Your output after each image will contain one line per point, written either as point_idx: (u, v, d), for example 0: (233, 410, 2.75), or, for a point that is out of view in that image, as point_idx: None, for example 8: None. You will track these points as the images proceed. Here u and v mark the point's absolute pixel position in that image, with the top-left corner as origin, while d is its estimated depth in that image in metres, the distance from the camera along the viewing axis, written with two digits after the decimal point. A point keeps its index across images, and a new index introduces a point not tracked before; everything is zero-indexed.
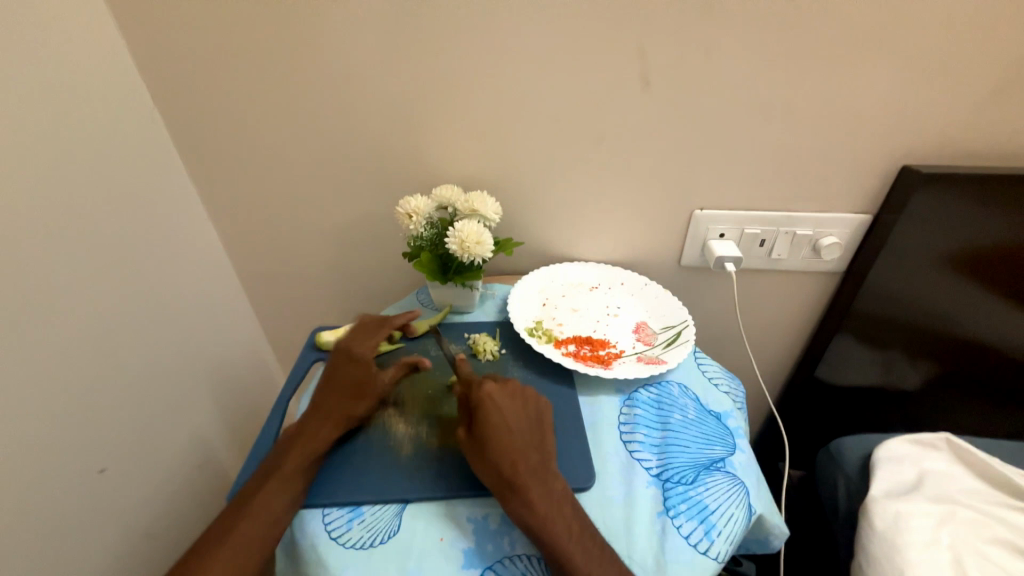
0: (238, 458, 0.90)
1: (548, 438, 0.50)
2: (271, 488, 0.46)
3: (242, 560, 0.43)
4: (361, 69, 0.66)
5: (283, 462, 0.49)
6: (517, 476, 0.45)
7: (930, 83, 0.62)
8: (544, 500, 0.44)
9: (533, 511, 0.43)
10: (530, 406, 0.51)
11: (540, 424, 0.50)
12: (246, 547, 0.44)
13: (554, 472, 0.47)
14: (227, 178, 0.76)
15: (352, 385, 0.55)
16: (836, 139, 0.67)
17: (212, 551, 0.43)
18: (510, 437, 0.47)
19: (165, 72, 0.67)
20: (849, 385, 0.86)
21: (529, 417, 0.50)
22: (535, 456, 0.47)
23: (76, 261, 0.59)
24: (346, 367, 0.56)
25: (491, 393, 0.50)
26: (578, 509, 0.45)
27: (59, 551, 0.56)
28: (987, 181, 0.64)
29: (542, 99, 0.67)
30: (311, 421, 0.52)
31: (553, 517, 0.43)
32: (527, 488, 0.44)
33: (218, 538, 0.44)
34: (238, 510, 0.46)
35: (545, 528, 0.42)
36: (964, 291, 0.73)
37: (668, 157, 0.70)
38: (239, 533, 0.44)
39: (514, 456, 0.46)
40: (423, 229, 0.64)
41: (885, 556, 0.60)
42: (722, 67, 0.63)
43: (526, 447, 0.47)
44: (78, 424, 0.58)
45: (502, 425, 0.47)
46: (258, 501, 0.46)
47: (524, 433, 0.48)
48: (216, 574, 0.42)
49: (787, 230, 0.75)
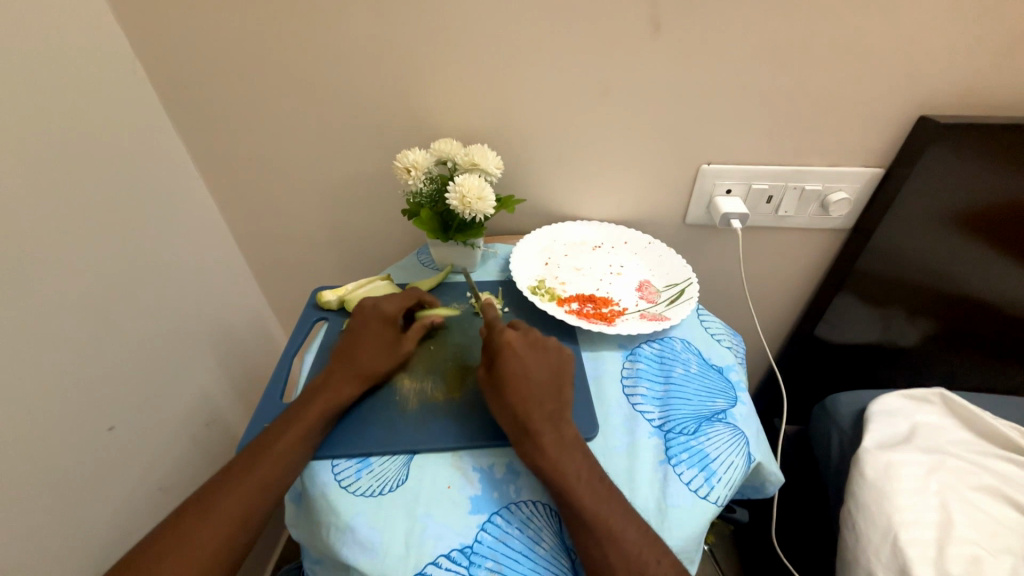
0: (244, 416, 0.92)
1: (566, 389, 0.50)
2: (291, 434, 0.48)
3: (261, 499, 0.45)
4: (353, 12, 0.62)
5: (306, 408, 0.49)
6: (531, 422, 0.46)
7: (958, 25, 0.58)
8: (557, 445, 0.45)
9: (546, 456, 0.44)
10: (551, 354, 0.51)
11: (560, 373, 0.50)
12: (263, 488, 0.45)
13: (568, 420, 0.48)
14: (217, 133, 0.73)
15: (382, 347, 0.55)
16: (856, 87, 0.64)
17: (231, 487, 0.45)
18: (527, 385, 0.48)
19: (142, 15, 0.62)
20: (847, 343, 0.87)
21: (551, 366, 0.50)
22: (551, 405, 0.48)
23: (69, 220, 0.57)
24: (376, 326, 0.56)
25: (512, 341, 0.50)
26: (589, 455, 0.46)
27: (76, 505, 0.58)
28: (1009, 132, 0.62)
29: (548, 43, 0.63)
30: (335, 374, 0.53)
31: (565, 463, 0.44)
32: (541, 434, 0.45)
33: (237, 476, 0.45)
34: (259, 451, 0.47)
35: (556, 472, 0.43)
36: (973, 247, 0.72)
37: (678, 108, 0.67)
38: (258, 473, 0.45)
39: (530, 404, 0.47)
40: (423, 185, 0.62)
41: (874, 501, 0.62)
42: (740, 8, 0.59)
43: (543, 396, 0.48)
44: (83, 384, 0.58)
45: (519, 373, 0.48)
46: (280, 445, 0.47)
47: (542, 382, 0.49)
48: (235, 510, 0.44)
49: (795, 186, 0.73)
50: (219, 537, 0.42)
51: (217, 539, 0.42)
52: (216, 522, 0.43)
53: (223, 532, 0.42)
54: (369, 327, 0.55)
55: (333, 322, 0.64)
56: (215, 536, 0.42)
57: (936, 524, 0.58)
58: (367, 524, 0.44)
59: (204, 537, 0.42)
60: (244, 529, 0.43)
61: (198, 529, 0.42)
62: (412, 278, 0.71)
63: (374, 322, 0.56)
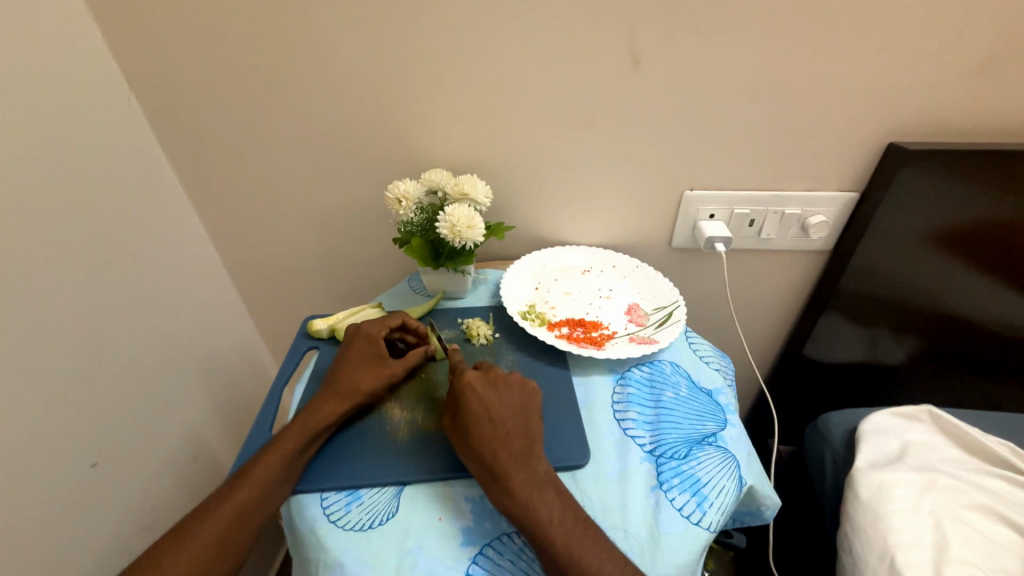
0: (232, 447, 0.90)
1: (533, 421, 0.49)
2: (270, 460, 0.47)
3: (240, 527, 0.44)
4: (344, 53, 0.65)
5: (282, 436, 0.49)
6: (499, 465, 0.45)
7: (914, 60, 0.62)
8: (529, 486, 0.44)
9: (517, 498, 0.43)
10: (514, 389, 0.51)
11: (526, 409, 0.50)
12: (240, 517, 0.44)
13: (540, 456, 0.47)
14: (211, 166, 0.74)
15: (365, 366, 0.55)
16: (824, 116, 0.67)
17: (208, 517, 0.44)
18: (493, 426, 0.47)
19: (141, 59, 0.65)
20: (836, 362, 0.88)
21: (515, 402, 0.50)
22: (519, 443, 0.47)
23: (59, 255, 0.57)
24: (359, 348, 0.57)
25: (473, 382, 0.49)
26: (562, 492, 0.45)
27: (55, 545, 0.56)
28: (971, 156, 0.65)
29: (531, 79, 0.66)
30: (324, 400, 0.53)
31: (537, 503, 0.43)
32: (510, 476, 0.44)
33: (216, 505, 0.45)
34: (239, 477, 0.46)
35: (530, 515, 0.43)
36: (948, 266, 0.74)
37: (659, 136, 0.70)
38: (239, 499, 0.45)
39: (498, 445, 0.46)
40: (413, 214, 0.63)
41: (870, 523, 0.62)
42: (710, 46, 0.62)
43: (509, 435, 0.47)
44: (69, 419, 0.58)
45: (481, 414, 0.47)
46: (257, 472, 0.46)
47: (507, 420, 0.48)
48: (209, 541, 0.43)
49: (775, 210, 0.75)
50: (192, 571, 0.41)
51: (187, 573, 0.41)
52: (194, 547, 0.42)
53: (196, 564, 0.41)
54: (353, 352, 0.56)
55: (324, 351, 0.64)
56: (188, 567, 0.41)
57: (931, 545, 0.58)
58: (356, 560, 0.43)
59: (176, 569, 0.41)
60: (218, 563, 0.42)
61: (171, 561, 0.41)
62: (404, 305, 0.71)
63: (358, 346, 0.57)
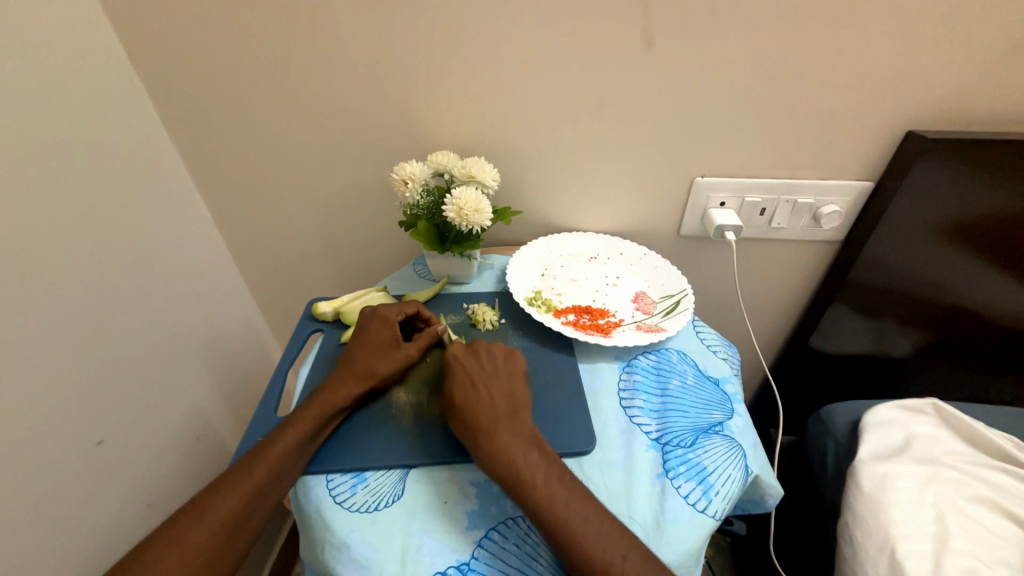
0: (236, 428, 0.91)
1: (520, 389, 0.51)
2: (287, 440, 0.47)
3: (257, 504, 0.44)
4: (350, 31, 0.63)
5: (299, 416, 0.49)
6: (484, 428, 0.46)
7: (938, 47, 0.60)
8: (512, 447, 0.45)
9: (499, 459, 0.44)
10: (500, 359, 0.53)
11: (512, 377, 0.51)
12: (258, 494, 0.44)
13: (525, 418, 0.48)
14: (214, 145, 0.73)
15: (382, 347, 0.55)
16: (843, 102, 0.65)
17: (224, 493, 0.44)
18: (474, 391, 0.49)
19: (142, 32, 0.63)
20: (841, 353, 0.88)
21: (499, 367, 0.52)
22: (503, 408, 0.48)
23: (62, 234, 0.57)
24: (375, 329, 0.56)
25: (458, 355, 0.53)
26: (546, 453, 0.45)
27: (61, 522, 0.56)
28: (992, 147, 0.63)
29: (543, 58, 0.64)
30: (341, 381, 0.53)
31: (521, 465, 0.44)
32: (495, 439, 0.45)
33: (233, 480, 0.45)
34: (255, 455, 0.46)
35: (512, 473, 0.43)
36: (961, 259, 0.73)
37: (672, 123, 0.68)
38: (255, 476, 0.45)
39: (480, 410, 0.47)
40: (420, 197, 0.62)
41: (871, 514, 0.62)
42: (729, 29, 0.60)
43: (494, 400, 0.48)
44: (73, 400, 0.58)
45: (461, 382, 0.50)
46: (276, 450, 0.46)
47: (492, 388, 0.50)
48: (227, 515, 0.43)
49: (787, 199, 0.74)
50: (209, 543, 0.41)
51: (207, 545, 0.41)
52: (211, 520, 0.42)
53: (214, 538, 0.42)
54: (369, 334, 0.56)
55: (328, 334, 0.63)
56: (206, 539, 0.41)
57: (932, 536, 0.58)
58: (362, 541, 0.43)
59: (195, 541, 0.41)
60: (235, 538, 0.42)
61: (190, 533, 0.41)
62: (408, 289, 0.71)
63: (374, 329, 0.56)
